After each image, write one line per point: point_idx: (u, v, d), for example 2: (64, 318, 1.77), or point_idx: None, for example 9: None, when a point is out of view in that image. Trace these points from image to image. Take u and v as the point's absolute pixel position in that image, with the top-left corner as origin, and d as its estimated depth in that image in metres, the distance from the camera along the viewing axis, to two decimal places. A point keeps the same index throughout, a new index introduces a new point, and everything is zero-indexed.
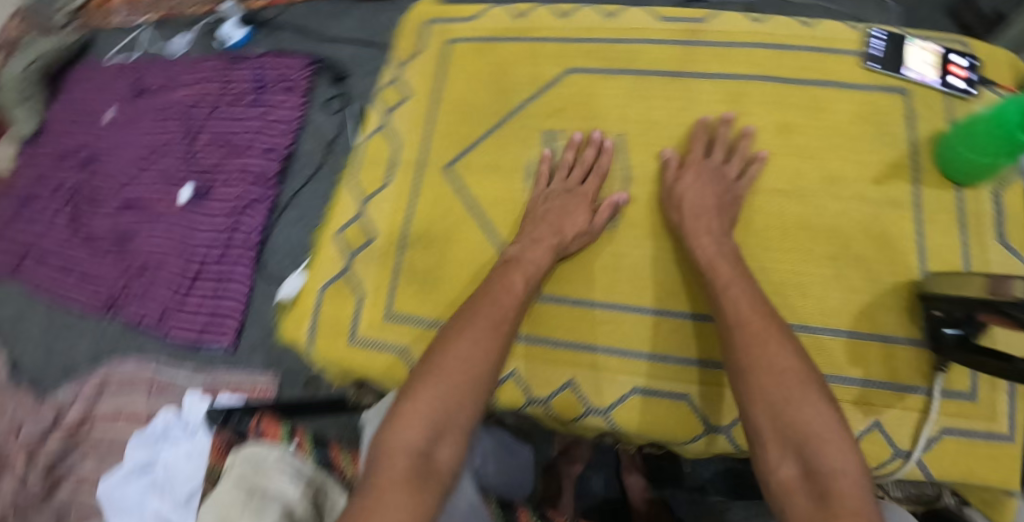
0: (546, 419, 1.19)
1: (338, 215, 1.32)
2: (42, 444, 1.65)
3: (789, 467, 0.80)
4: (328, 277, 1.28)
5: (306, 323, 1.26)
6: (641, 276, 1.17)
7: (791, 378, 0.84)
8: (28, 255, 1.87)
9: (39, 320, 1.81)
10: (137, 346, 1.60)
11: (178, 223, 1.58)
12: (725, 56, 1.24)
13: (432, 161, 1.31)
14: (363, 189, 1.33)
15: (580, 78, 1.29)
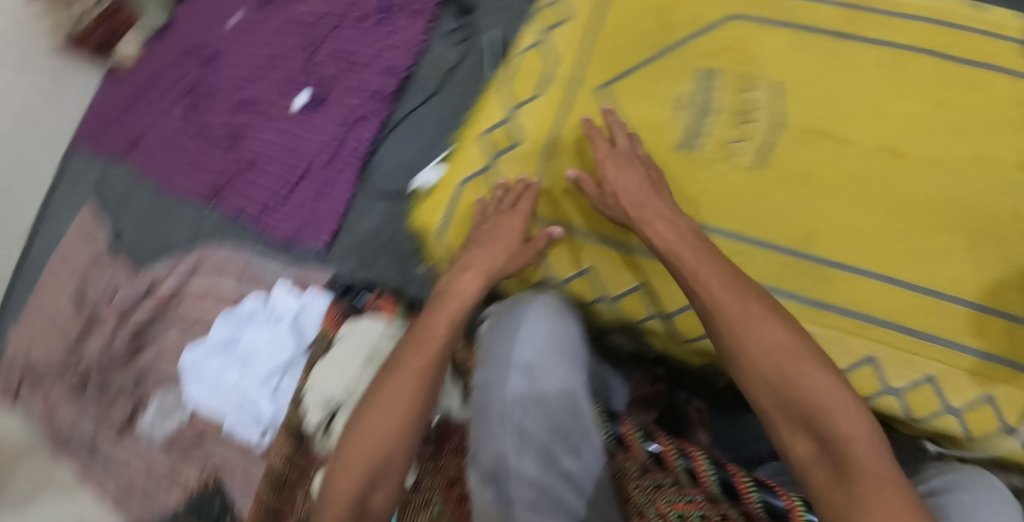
0: (662, 338, 1.05)
1: (484, 117, 1.25)
2: (134, 310, 1.82)
3: (802, 444, 0.75)
4: (466, 175, 1.23)
5: (442, 209, 1.21)
6: (800, 220, 1.02)
7: (792, 366, 0.77)
8: (141, 139, 1.98)
9: (143, 199, 1.93)
10: (236, 234, 1.71)
11: (290, 126, 1.68)
12: (900, 26, 1.05)
13: (586, 81, 1.21)
14: (515, 96, 1.24)
15: (738, 27, 1.12)
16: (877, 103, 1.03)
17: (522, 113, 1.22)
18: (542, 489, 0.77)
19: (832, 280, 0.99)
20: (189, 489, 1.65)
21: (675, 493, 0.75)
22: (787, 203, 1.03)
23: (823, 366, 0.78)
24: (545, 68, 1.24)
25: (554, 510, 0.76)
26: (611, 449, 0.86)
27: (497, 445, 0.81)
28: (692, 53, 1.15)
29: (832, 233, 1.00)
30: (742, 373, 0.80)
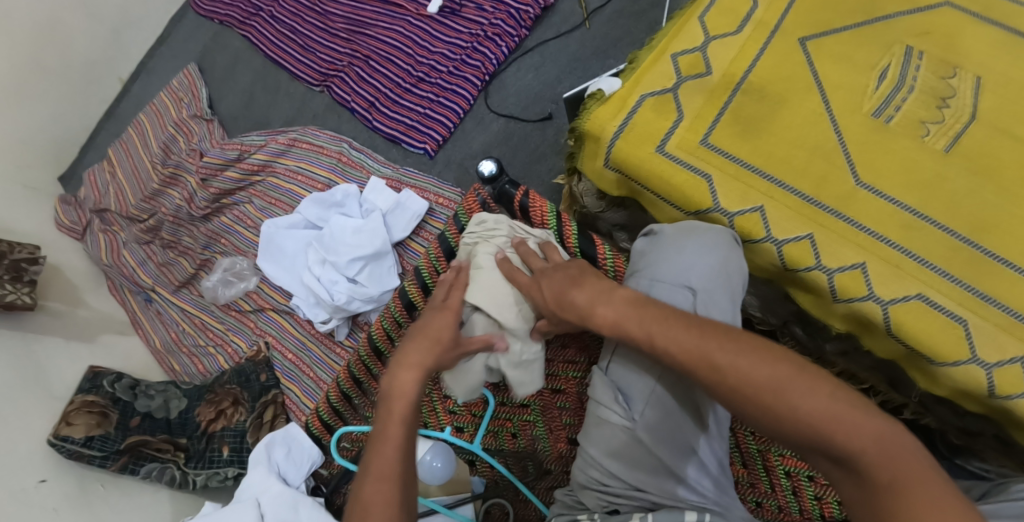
0: (802, 293, 0.79)
1: (677, 34, 0.86)
2: (218, 175, 1.77)
3: (823, 467, 0.60)
4: (653, 89, 0.84)
5: (623, 114, 0.83)
6: (999, 204, 0.72)
7: (793, 386, 0.61)
8: (261, 11, 1.96)
9: (252, 69, 1.92)
10: (338, 124, 1.72)
11: (418, 28, 1.65)
12: None
13: (783, 24, 0.82)
14: (705, 23, 0.85)
15: (950, 16, 0.78)
16: None
17: (716, 40, 0.84)
18: (672, 421, 0.72)
19: (990, 276, 0.71)
20: (237, 358, 1.62)
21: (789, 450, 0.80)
22: (993, 190, 0.73)
23: (819, 385, 0.60)
24: (748, 6, 0.84)
25: (676, 449, 0.71)
26: None
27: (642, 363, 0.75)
28: (903, 29, 0.79)
29: (1014, 230, 0.71)
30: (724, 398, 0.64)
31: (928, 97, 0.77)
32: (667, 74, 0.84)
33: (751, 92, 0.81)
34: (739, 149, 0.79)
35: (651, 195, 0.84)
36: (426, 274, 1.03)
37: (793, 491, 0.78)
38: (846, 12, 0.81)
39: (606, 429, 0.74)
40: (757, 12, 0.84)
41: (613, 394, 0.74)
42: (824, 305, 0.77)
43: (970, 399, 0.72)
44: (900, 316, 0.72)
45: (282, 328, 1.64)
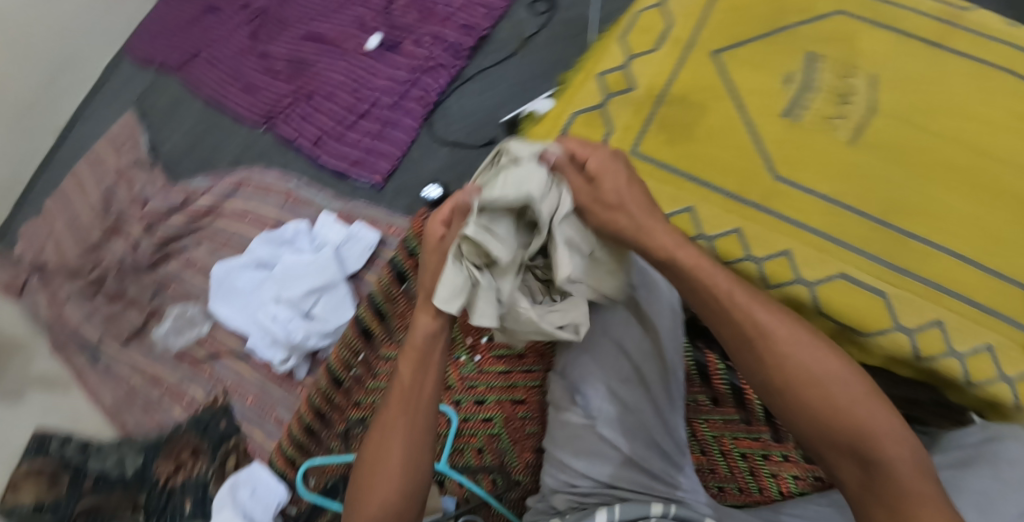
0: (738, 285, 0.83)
1: (600, 55, 0.92)
2: (165, 220, 1.75)
3: (850, 470, 0.64)
4: (583, 106, 0.89)
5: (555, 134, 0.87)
6: (905, 187, 0.79)
7: (841, 392, 0.65)
8: (200, 55, 1.97)
9: (193, 113, 1.91)
10: (282, 162, 1.71)
11: (359, 65, 1.70)
12: (990, 46, 0.85)
13: (699, 35, 0.88)
14: (627, 43, 0.91)
15: (843, 24, 0.87)
16: (970, 108, 0.82)
17: (638, 57, 0.89)
18: (632, 414, 0.76)
19: (906, 253, 0.77)
20: (193, 407, 1.56)
21: (742, 433, 0.82)
22: (900, 174, 0.80)
23: (864, 390, 0.65)
24: (665, 24, 0.90)
25: (638, 441, 0.75)
26: (691, 379, 0.86)
27: (596, 363, 0.79)
28: (804, 38, 0.87)
29: (919, 211, 0.78)
30: (773, 390, 0.68)
31: (830, 96, 0.84)
32: (595, 93, 0.89)
33: (674, 102, 0.86)
34: (667, 154, 0.84)
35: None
36: (380, 300, 1.09)
37: (751, 471, 0.80)
38: (755, 23, 0.88)
39: (571, 430, 0.78)
40: (674, 29, 0.90)
41: (572, 397, 0.79)
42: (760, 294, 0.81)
43: (903, 368, 0.78)
44: (828, 295, 0.77)
45: (237, 373, 1.57)
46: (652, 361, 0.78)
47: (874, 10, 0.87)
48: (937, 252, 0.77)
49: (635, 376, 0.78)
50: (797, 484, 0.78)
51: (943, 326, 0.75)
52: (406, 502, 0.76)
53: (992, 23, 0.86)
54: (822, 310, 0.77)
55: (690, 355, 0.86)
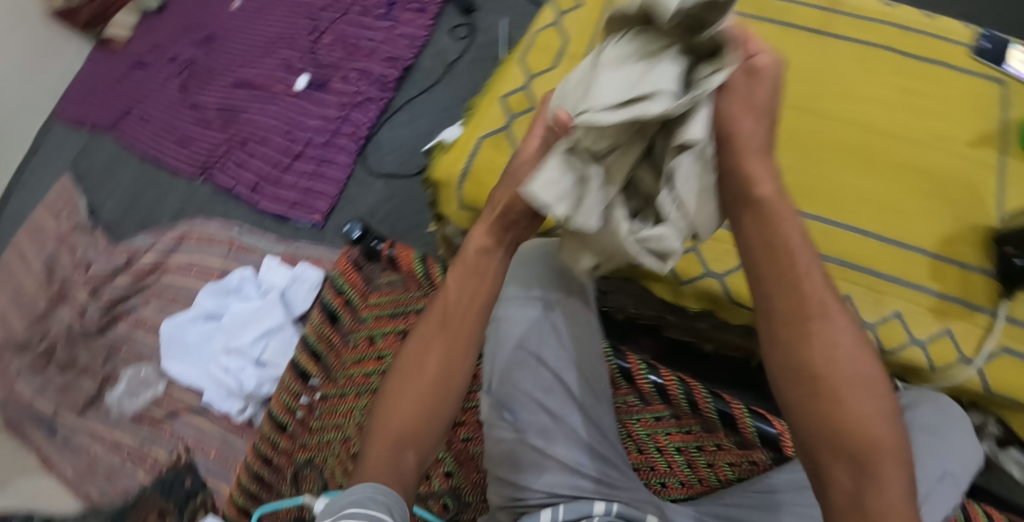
0: (654, 286, 0.82)
1: (500, 79, 0.93)
2: (110, 282, 1.72)
3: (840, 474, 0.57)
4: (488, 130, 0.88)
5: (462, 163, 0.87)
6: (804, 170, 0.87)
7: (861, 396, 0.58)
8: (131, 112, 1.96)
9: (130, 172, 1.89)
10: (223, 211, 1.70)
11: (289, 107, 1.72)
12: (863, 28, 0.94)
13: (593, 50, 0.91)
14: (527, 64, 0.92)
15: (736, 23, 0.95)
16: (850, 88, 0.91)
17: (538, 76, 0.91)
18: (563, 424, 0.75)
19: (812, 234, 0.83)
20: (157, 469, 1.51)
21: (675, 427, 0.84)
22: (800, 158, 0.87)
23: (881, 393, 0.59)
24: (562, 42, 0.92)
25: (573, 446, 0.75)
26: (617, 382, 0.86)
27: (519, 379, 0.77)
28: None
29: (820, 190, 0.85)
30: (795, 369, 0.60)
31: None
32: (499, 115, 0.89)
33: None
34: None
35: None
36: (318, 341, 1.11)
37: (688, 463, 0.83)
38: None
39: (502, 447, 0.76)
40: (570, 45, 0.92)
41: (499, 414, 0.76)
42: (675, 291, 0.81)
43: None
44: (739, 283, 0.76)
45: (197, 429, 1.53)
46: (577, 366, 0.77)
47: (755, 5, 0.97)
48: (835, 228, 0.83)
49: (559, 385, 0.76)
50: (732, 470, 0.81)
51: (850, 299, 0.80)
52: (430, 424, 0.67)
53: (862, 4, 0.96)
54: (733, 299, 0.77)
55: (611, 359, 0.81)
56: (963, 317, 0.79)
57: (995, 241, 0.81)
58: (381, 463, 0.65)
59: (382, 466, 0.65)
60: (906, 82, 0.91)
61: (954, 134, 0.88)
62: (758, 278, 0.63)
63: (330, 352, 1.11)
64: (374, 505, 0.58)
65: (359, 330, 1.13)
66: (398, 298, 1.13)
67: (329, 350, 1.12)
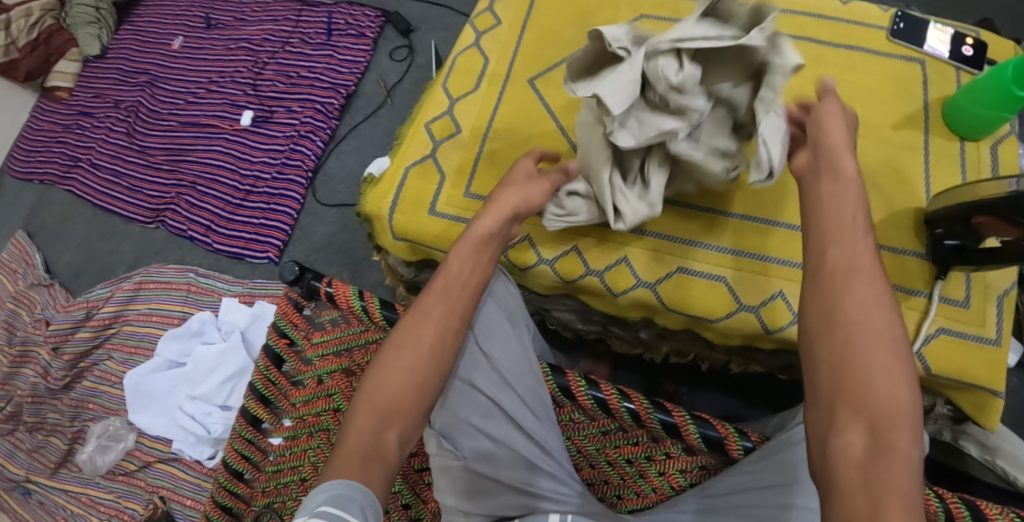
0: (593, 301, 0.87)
1: (423, 107, 0.94)
2: (71, 338, 1.67)
3: (851, 433, 0.52)
4: (415, 159, 0.90)
5: (390, 196, 0.87)
6: None
7: (883, 353, 0.54)
8: (80, 161, 1.92)
9: (84, 222, 1.85)
10: (180, 254, 1.67)
11: (236, 142, 1.70)
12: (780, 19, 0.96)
13: (512, 70, 0.93)
14: (448, 90, 0.94)
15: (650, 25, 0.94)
16: None
17: (461, 100, 0.92)
18: (502, 448, 0.74)
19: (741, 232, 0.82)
20: None
21: (622, 439, 0.76)
22: None
23: (910, 363, 0.54)
24: (482, 63, 0.94)
25: (518, 468, 0.74)
26: (559, 400, 0.78)
27: (458, 406, 0.74)
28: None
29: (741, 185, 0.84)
30: (828, 320, 0.57)
31: None
32: (425, 142, 0.90)
33: (498, 136, 0.88)
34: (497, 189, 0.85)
35: (438, 251, 0.86)
36: (261, 387, 0.92)
37: (640, 473, 0.76)
38: (567, 46, 0.94)
39: (450, 474, 0.74)
40: (491, 67, 0.94)
41: (439, 443, 0.74)
42: (614, 303, 0.86)
43: (764, 342, 0.82)
44: (671, 292, 0.81)
45: (172, 476, 1.49)
46: (523, 381, 0.76)
47: (673, 9, 0.94)
48: (771, 228, 0.82)
49: (497, 408, 0.75)
50: (685, 476, 0.75)
51: (786, 296, 0.79)
52: (417, 401, 0.68)
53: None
54: (667, 307, 0.82)
55: (550, 377, 0.77)
56: (899, 302, 0.81)
57: (923, 224, 0.83)
58: (360, 438, 0.66)
59: (360, 444, 0.65)
60: (823, 71, 0.93)
61: (877, 120, 0.90)
62: (811, 239, 0.63)
63: (279, 396, 0.93)
64: (350, 499, 0.59)
65: (304, 371, 0.91)
66: (338, 334, 0.89)
67: (279, 394, 0.93)
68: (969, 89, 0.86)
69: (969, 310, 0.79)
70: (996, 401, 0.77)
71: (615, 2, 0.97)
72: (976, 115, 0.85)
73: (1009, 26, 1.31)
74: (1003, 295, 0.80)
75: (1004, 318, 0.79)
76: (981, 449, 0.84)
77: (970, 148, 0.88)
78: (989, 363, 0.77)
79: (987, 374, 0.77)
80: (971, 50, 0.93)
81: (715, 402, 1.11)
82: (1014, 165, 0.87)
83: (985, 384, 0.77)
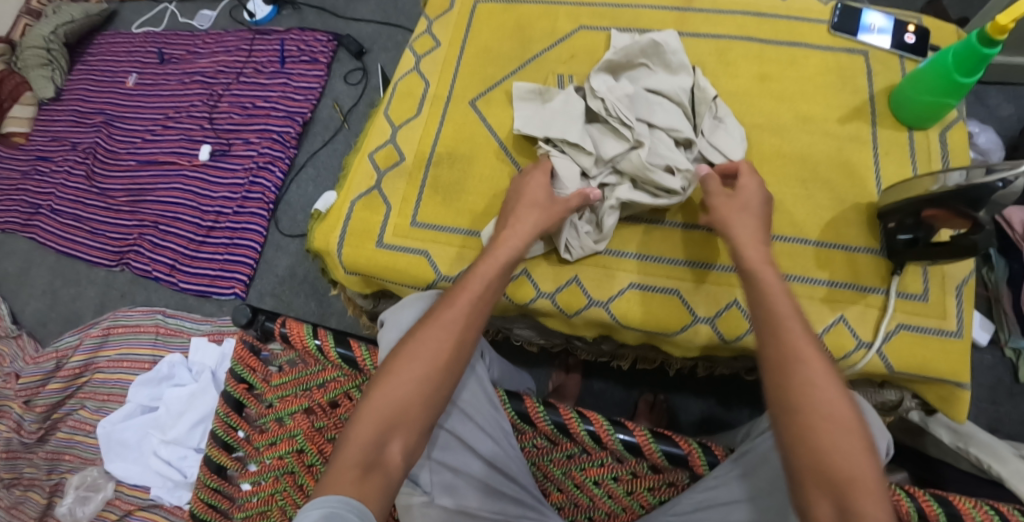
0: (551, 322, 0.89)
1: (368, 137, 0.97)
2: (40, 392, 1.53)
3: (821, 508, 0.57)
4: (362, 189, 0.92)
5: (337, 229, 0.90)
6: None
7: (834, 430, 0.59)
8: (40, 209, 1.79)
9: (47, 270, 1.74)
10: (147, 297, 1.62)
11: (195, 178, 1.67)
12: (719, 21, 0.96)
13: (453, 94, 0.96)
14: (391, 117, 0.97)
15: (588, 37, 0.96)
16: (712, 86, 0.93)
17: (403, 127, 0.95)
18: (466, 478, 0.73)
19: (689, 241, 0.85)
20: None
21: (587, 461, 0.75)
22: None
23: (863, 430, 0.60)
24: (422, 88, 0.98)
25: (483, 495, 0.73)
26: (520, 427, 0.77)
27: None
28: (552, 62, 0.95)
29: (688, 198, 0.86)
30: (777, 406, 0.62)
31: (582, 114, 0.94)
32: (369, 173, 0.93)
33: (441, 162, 0.91)
34: (446, 216, 0.88)
35: (391, 283, 0.88)
36: (222, 434, 0.89)
37: (609, 494, 0.75)
38: (504, 64, 0.97)
39: (415, 510, 0.73)
40: (432, 89, 0.98)
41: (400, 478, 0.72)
42: (569, 323, 0.87)
43: (722, 351, 0.84)
44: (622, 308, 0.83)
45: None
46: (485, 409, 0.75)
47: (611, 18, 0.97)
48: (714, 237, 0.84)
49: (457, 440, 0.74)
50: (654, 493, 0.75)
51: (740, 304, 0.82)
52: (424, 410, 0.67)
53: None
54: (622, 322, 0.83)
55: (507, 403, 0.76)
56: (856, 301, 0.81)
57: (874, 220, 0.83)
58: (360, 448, 0.63)
59: (361, 455, 0.63)
60: (765, 69, 0.92)
61: (823, 115, 0.89)
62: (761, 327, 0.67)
63: (243, 442, 0.90)
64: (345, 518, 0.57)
65: (265, 415, 0.89)
66: (295, 375, 0.88)
67: (241, 439, 0.91)
68: (911, 79, 0.85)
69: (928, 303, 0.80)
70: (962, 392, 0.78)
71: (553, 12, 0.98)
72: (920, 105, 0.85)
73: (957, 6, 1.32)
74: (963, 285, 0.81)
75: (962, 309, 0.80)
76: (953, 435, 0.83)
77: (919, 136, 0.88)
78: (949, 357, 0.78)
79: (949, 368, 0.78)
80: (914, 38, 0.92)
81: (696, 403, 1.09)
82: (965, 154, 0.86)
83: (948, 376, 0.78)
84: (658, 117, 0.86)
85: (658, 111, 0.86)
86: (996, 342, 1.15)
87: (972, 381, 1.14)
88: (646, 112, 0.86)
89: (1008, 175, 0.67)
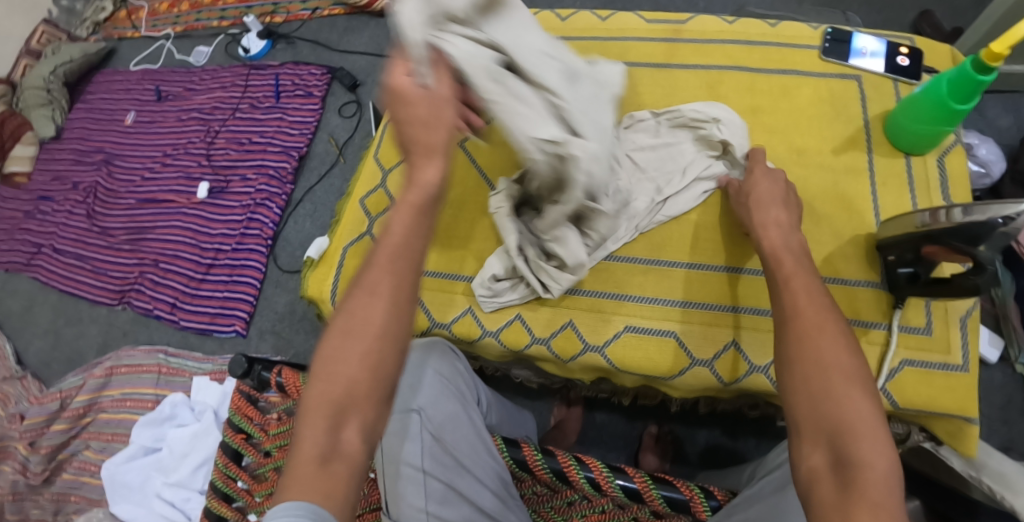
0: (549, 365, 0.90)
1: (360, 182, 0.97)
2: (41, 436, 1.51)
3: (816, 457, 0.59)
4: (354, 235, 0.93)
5: (330, 278, 0.90)
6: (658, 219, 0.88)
7: (838, 376, 0.61)
8: (42, 249, 1.79)
9: (49, 310, 1.73)
10: (148, 336, 1.62)
11: (194, 215, 1.67)
12: (708, 53, 0.95)
13: None
14: (381, 160, 0.97)
15: None
16: None
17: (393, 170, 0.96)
18: None
19: (687, 282, 0.85)
20: None
21: (589, 508, 0.73)
22: None
23: (864, 379, 0.61)
24: None
25: None
26: (519, 473, 0.77)
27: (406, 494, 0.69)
28: None
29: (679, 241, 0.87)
30: (781, 357, 0.65)
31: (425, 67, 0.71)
32: (360, 219, 0.93)
33: None
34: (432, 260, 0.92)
35: None
36: (222, 485, 0.88)
37: None
38: None
39: None
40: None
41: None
42: (564, 367, 0.89)
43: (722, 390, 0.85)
44: (618, 353, 0.84)
45: None
46: (484, 456, 0.75)
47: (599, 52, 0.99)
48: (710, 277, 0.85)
49: (454, 494, 0.71)
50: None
51: (739, 345, 0.82)
52: (374, 384, 0.59)
53: (709, 28, 0.96)
54: (619, 367, 0.84)
55: (506, 452, 0.76)
56: (858, 337, 0.80)
57: (874, 253, 0.82)
58: (314, 441, 0.57)
59: (316, 446, 0.57)
60: (755, 101, 0.92)
61: (817, 145, 0.89)
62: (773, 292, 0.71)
63: (242, 493, 0.89)
64: None
65: (264, 464, 0.88)
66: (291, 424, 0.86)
67: (241, 490, 0.89)
68: (907, 105, 0.84)
69: (932, 337, 0.79)
70: (970, 427, 0.77)
71: None
72: (917, 131, 0.84)
73: (947, 17, 1.31)
74: (967, 316, 0.79)
75: (968, 342, 0.79)
76: (964, 463, 0.80)
77: (917, 162, 0.86)
78: (955, 393, 0.77)
79: (957, 403, 0.76)
80: (907, 60, 0.91)
81: (705, 434, 1.08)
82: (962, 179, 0.85)
83: (958, 412, 0.76)
84: (541, 73, 0.73)
85: (540, 65, 0.73)
86: (1005, 359, 1.13)
87: (982, 400, 1.12)
88: (530, 68, 0.73)
89: (1008, 213, 0.66)
